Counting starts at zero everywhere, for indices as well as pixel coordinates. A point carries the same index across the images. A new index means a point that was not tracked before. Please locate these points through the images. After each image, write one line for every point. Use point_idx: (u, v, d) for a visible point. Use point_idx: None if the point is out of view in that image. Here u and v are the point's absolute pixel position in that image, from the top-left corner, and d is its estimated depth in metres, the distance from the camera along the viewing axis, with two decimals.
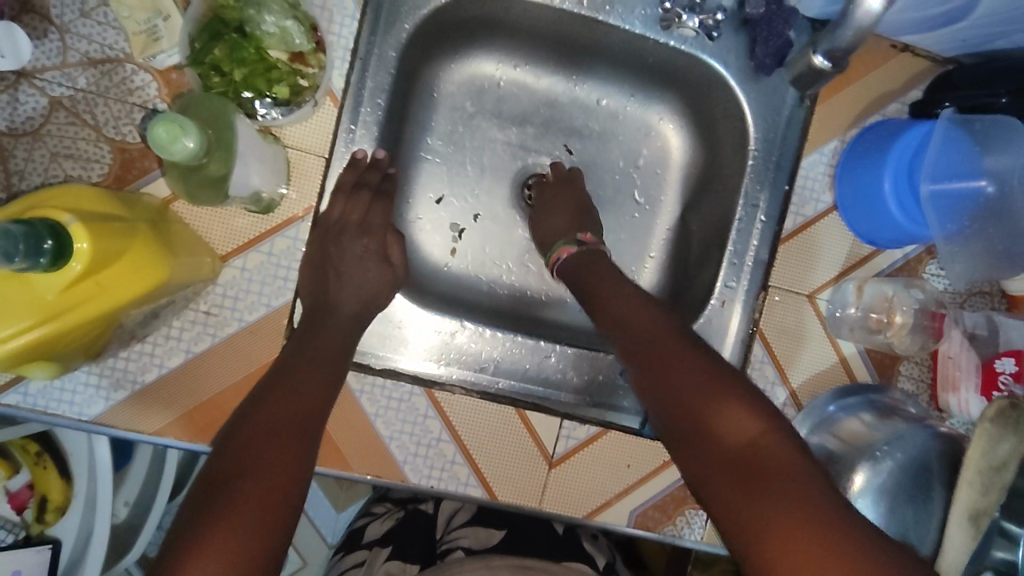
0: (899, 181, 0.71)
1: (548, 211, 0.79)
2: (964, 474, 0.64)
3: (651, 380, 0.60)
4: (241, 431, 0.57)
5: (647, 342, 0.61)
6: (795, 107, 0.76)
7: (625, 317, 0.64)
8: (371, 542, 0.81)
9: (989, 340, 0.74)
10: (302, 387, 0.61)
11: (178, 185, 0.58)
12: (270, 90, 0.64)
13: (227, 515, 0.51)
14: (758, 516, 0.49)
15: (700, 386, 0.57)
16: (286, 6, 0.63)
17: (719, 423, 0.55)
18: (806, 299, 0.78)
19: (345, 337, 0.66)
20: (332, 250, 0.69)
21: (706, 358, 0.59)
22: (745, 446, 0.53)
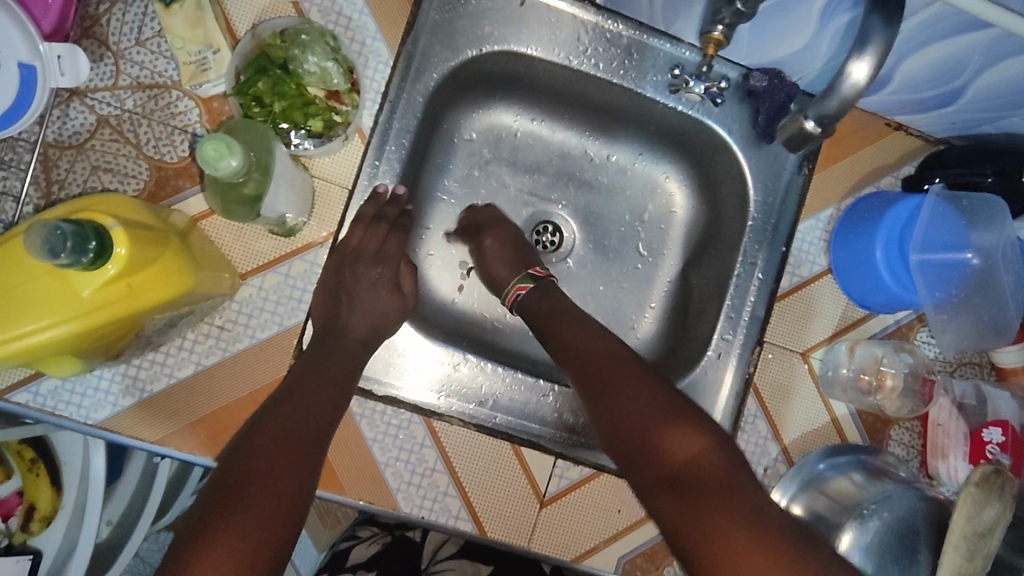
0: (890, 249, 0.74)
1: (487, 263, 0.80)
2: (949, 538, 0.64)
3: (599, 403, 0.65)
4: (246, 447, 0.60)
5: (598, 369, 0.67)
6: (794, 174, 0.81)
7: (570, 351, 0.69)
8: (355, 565, 0.78)
9: (978, 409, 0.77)
10: (314, 404, 0.64)
11: (217, 201, 0.62)
12: (305, 122, 0.69)
13: (230, 530, 0.54)
14: (704, 527, 0.56)
15: (650, 411, 0.63)
16: (329, 50, 0.68)
17: (666, 442, 0.61)
18: (800, 357, 0.80)
19: (353, 357, 0.69)
20: (343, 271, 0.72)
21: (650, 384, 0.65)
22: (689, 463, 0.59)
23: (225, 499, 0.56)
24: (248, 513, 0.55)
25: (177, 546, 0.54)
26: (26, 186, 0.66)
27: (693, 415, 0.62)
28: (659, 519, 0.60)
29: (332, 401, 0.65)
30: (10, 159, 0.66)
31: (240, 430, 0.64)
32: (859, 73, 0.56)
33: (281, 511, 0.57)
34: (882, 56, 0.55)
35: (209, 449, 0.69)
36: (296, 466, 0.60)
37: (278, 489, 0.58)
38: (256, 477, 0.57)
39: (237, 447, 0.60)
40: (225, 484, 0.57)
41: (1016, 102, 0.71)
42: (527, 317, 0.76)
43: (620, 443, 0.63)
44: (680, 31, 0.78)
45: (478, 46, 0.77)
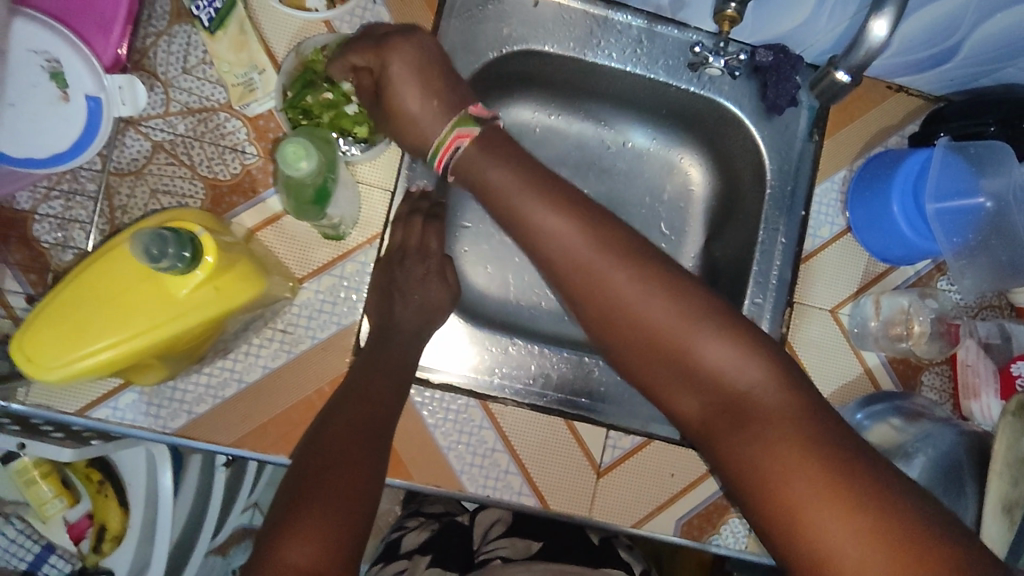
0: (905, 203, 0.78)
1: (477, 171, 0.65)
2: (993, 466, 0.68)
3: (604, 311, 0.58)
4: (319, 441, 0.63)
5: (593, 263, 0.58)
6: (805, 142, 0.86)
7: (591, 261, 0.58)
8: (409, 552, 0.82)
9: (1003, 348, 0.81)
10: (374, 395, 0.68)
11: (290, 208, 0.67)
12: (353, 130, 0.72)
13: (315, 513, 0.57)
14: (758, 448, 0.51)
15: (673, 318, 0.56)
16: None
17: (701, 356, 0.55)
18: (829, 314, 0.84)
19: (406, 349, 0.73)
20: (393, 266, 0.75)
21: (658, 281, 0.57)
22: (742, 384, 0.54)
23: (304, 487, 0.59)
24: (332, 496, 0.58)
25: (269, 532, 0.56)
26: (92, 214, 0.71)
27: (750, 334, 0.56)
28: (726, 456, 0.53)
29: (393, 392, 0.69)
30: (74, 189, 0.71)
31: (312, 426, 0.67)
32: (880, 30, 0.60)
33: (359, 494, 0.59)
34: (901, 12, 0.59)
35: (282, 447, 0.73)
36: (366, 454, 0.62)
37: (354, 475, 0.60)
38: (332, 462, 0.60)
39: (312, 443, 0.63)
40: (305, 474, 0.60)
41: (1008, 53, 0.76)
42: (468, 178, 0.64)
43: (647, 358, 0.57)
44: (687, 16, 0.82)
45: (499, 47, 0.81)
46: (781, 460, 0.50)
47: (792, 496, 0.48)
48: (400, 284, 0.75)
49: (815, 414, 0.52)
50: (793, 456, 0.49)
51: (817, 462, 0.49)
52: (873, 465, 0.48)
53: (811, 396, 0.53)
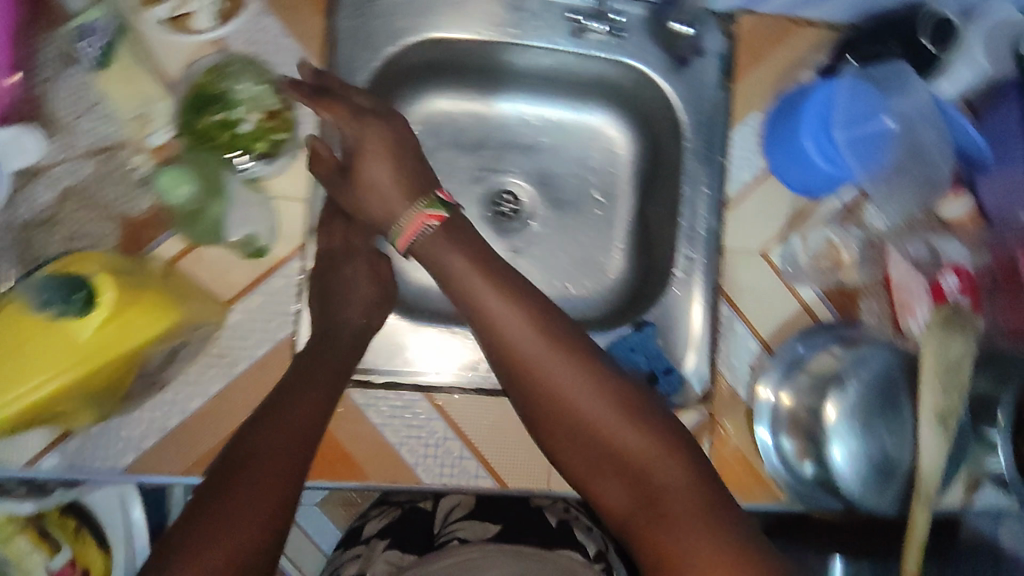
0: (818, 138, 0.77)
1: (438, 257, 0.68)
2: (923, 377, 0.69)
3: (543, 402, 0.63)
4: (250, 442, 0.61)
5: (529, 363, 0.63)
6: (717, 90, 0.86)
7: (553, 367, 0.62)
8: (368, 537, 0.82)
9: (933, 263, 0.81)
10: (307, 394, 0.67)
11: (176, 224, 0.73)
12: (250, 146, 0.73)
13: (240, 526, 0.55)
14: (678, 530, 0.56)
15: (610, 413, 0.61)
16: (259, 77, 0.74)
17: (642, 461, 0.60)
18: (761, 258, 0.84)
19: (345, 357, 0.72)
20: (319, 263, 0.76)
21: (601, 377, 0.62)
22: (664, 483, 0.59)
23: (226, 491, 0.57)
24: (243, 493, 0.57)
25: (174, 541, 0.54)
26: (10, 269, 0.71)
27: (671, 429, 0.62)
28: (643, 548, 0.58)
29: (326, 404, 0.68)
30: None
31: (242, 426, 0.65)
32: None
33: (278, 503, 0.58)
34: None
35: None
36: (295, 463, 0.61)
37: (278, 480, 0.59)
38: (260, 468, 0.58)
39: (239, 443, 0.61)
40: (226, 477, 0.58)
41: None
42: (421, 258, 0.70)
43: (580, 447, 0.62)
44: None
45: (395, 42, 0.81)
46: (699, 560, 0.54)
47: None
48: (339, 285, 0.76)
49: (746, 539, 0.56)
50: (717, 558, 0.54)
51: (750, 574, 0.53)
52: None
53: (720, 489, 0.60)
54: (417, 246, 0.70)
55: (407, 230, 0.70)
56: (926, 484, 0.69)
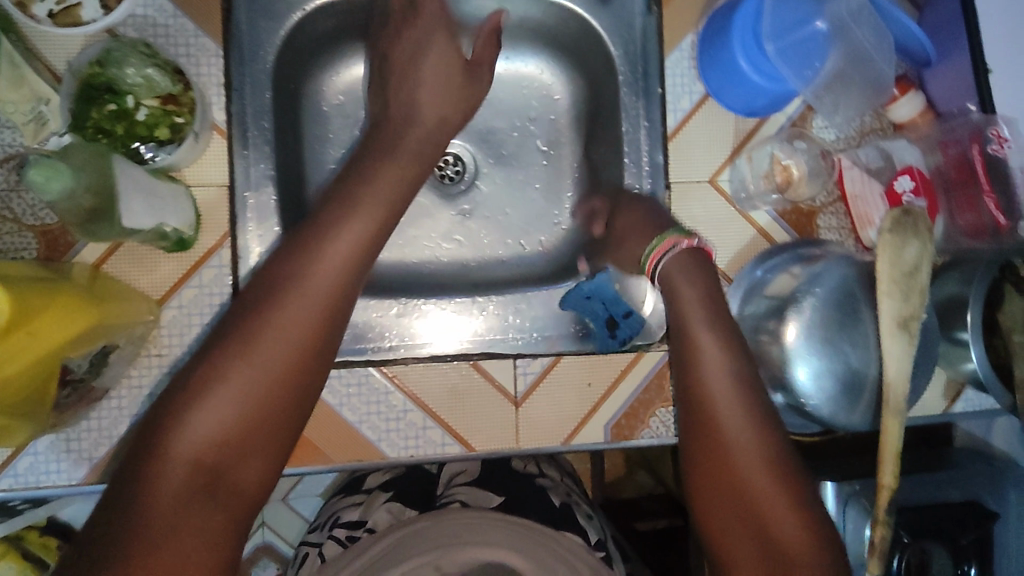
0: (749, 52, 0.73)
1: (674, 284, 0.68)
2: (882, 286, 0.67)
3: (712, 466, 0.61)
4: (281, 294, 0.58)
5: (740, 421, 0.62)
6: (645, 17, 0.81)
7: (726, 407, 0.62)
8: (370, 488, 0.86)
9: (884, 168, 0.79)
10: (288, 323, 0.57)
11: (73, 227, 0.58)
12: (151, 134, 0.67)
13: (244, 378, 0.54)
14: None
15: (758, 470, 0.60)
16: (145, 57, 0.67)
17: (768, 520, 0.58)
18: (709, 185, 0.81)
19: (377, 220, 0.64)
20: (390, 91, 0.74)
21: (770, 440, 0.61)
22: (793, 548, 0.57)
23: (238, 355, 0.55)
24: (218, 491, 0.51)
25: (217, 352, 0.55)
26: None
27: (831, 536, 0.59)
28: None
29: (364, 251, 0.63)
30: None
31: (212, 348, 0.56)
32: None
33: (284, 403, 0.55)
34: None
35: None
36: (314, 353, 0.58)
37: (293, 361, 0.56)
38: (279, 337, 0.56)
39: (287, 272, 0.59)
40: (247, 326, 0.56)
41: None
42: (670, 280, 0.69)
43: (720, 515, 0.60)
44: None
45: (300, 7, 0.77)
46: None
47: None
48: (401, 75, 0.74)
49: None
50: None
51: None
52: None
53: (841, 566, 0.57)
54: (667, 265, 0.70)
55: (652, 261, 0.71)
56: (894, 392, 0.67)
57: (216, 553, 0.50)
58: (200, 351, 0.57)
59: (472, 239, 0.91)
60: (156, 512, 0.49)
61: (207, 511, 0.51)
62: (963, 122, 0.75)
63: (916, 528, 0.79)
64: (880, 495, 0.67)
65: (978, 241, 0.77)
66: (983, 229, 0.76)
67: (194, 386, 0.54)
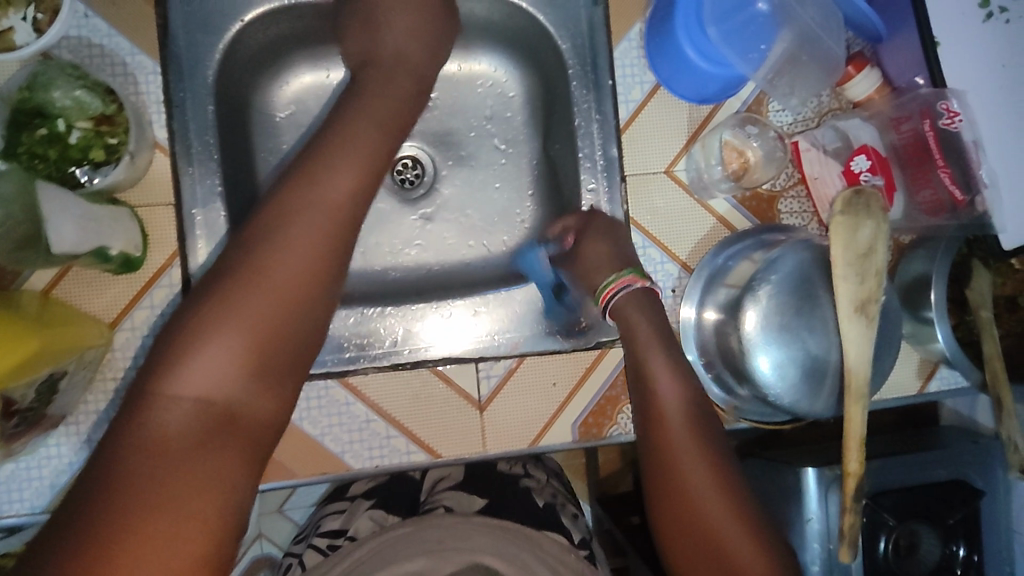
0: (694, 40, 0.73)
1: (627, 323, 0.73)
2: (837, 270, 0.66)
3: (661, 481, 0.69)
4: (283, 226, 0.60)
5: (685, 443, 0.69)
6: (591, 8, 0.80)
7: (682, 443, 0.69)
8: (354, 495, 0.85)
9: (844, 147, 0.77)
10: (280, 279, 0.58)
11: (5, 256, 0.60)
12: (86, 156, 0.66)
13: (241, 333, 0.55)
14: None
15: (708, 489, 0.67)
16: (73, 78, 0.66)
17: (717, 536, 0.66)
18: (665, 175, 0.79)
19: (369, 158, 0.66)
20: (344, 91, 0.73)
21: (713, 458, 0.69)
22: (737, 555, 0.66)
23: (245, 287, 0.57)
24: (225, 439, 0.53)
25: (225, 284, 0.57)
26: None
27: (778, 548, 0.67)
28: None
29: (358, 198, 0.64)
30: None
31: (203, 298, 0.57)
32: None
33: (285, 336, 0.58)
34: None
35: None
36: (315, 282, 0.59)
37: (298, 292, 0.58)
38: (285, 268, 0.58)
39: (287, 201, 0.61)
40: (254, 260, 0.58)
41: None
42: (621, 320, 0.74)
43: (673, 532, 0.69)
44: None
45: (237, 18, 0.76)
46: None
47: None
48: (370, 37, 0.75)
49: None
50: None
51: None
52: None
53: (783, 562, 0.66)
54: (617, 304, 0.73)
55: (607, 295, 0.74)
56: (856, 381, 0.67)
57: (231, 494, 0.52)
58: (204, 284, 0.58)
59: (435, 243, 0.90)
60: (170, 435, 0.51)
61: (219, 442, 0.53)
62: (913, 97, 0.74)
63: (903, 510, 0.76)
64: (847, 484, 0.70)
65: (936, 217, 0.75)
66: (941, 205, 0.75)
67: (203, 315, 0.55)
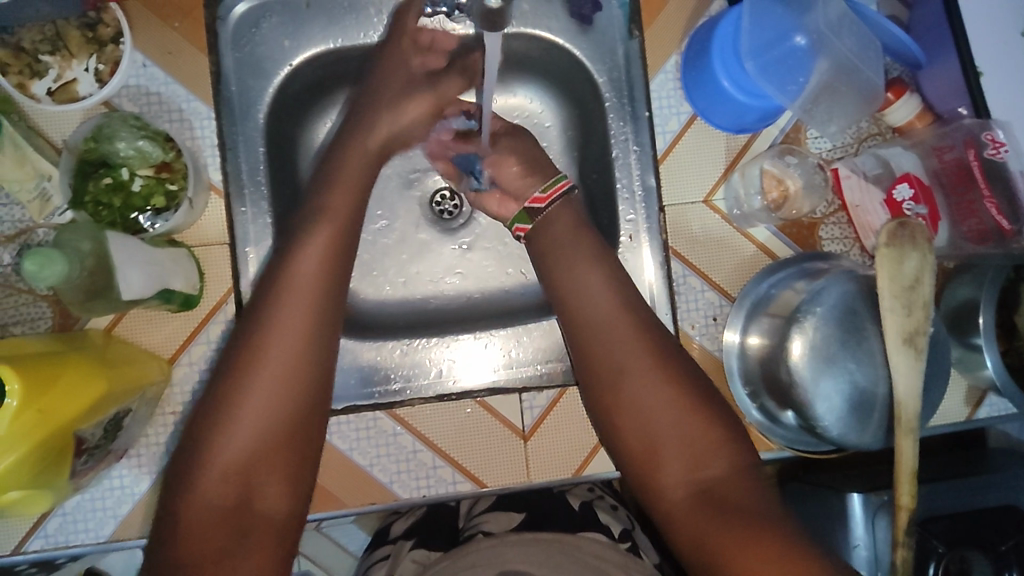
0: (732, 73, 0.73)
1: (551, 234, 0.78)
2: (883, 302, 0.67)
3: (614, 399, 0.71)
4: (262, 342, 0.66)
5: (625, 348, 0.71)
6: (627, 42, 0.81)
7: (621, 357, 0.71)
8: (395, 537, 0.81)
9: (885, 175, 0.78)
10: (269, 373, 0.65)
11: (74, 306, 0.64)
12: (147, 203, 0.70)
13: (243, 433, 0.64)
14: (722, 526, 0.63)
15: (660, 394, 0.69)
16: (135, 129, 0.70)
17: (674, 434, 0.68)
18: (703, 205, 0.80)
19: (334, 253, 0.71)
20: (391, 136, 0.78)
21: (658, 359, 0.71)
22: (701, 453, 0.67)
23: (233, 410, 0.64)
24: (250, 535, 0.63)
25: (222, 392, 0.65)
26: None
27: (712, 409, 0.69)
28: (671, 520, 0.66)
29: (323, 310, 0.69)
30: None
31: (208, 405, 0.65)
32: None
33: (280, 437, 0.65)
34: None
35: None
36: (303, 364, 0.67)
37: (285, 390, 0.66)
38: (270, 367, 0.65)
39: (263, 310, 0.67)
40: (237, 372, 0.65)
41: None
42: (542, 233, 0.79)
43: (636, 444, 0.69)
44: None
45: (286, 63, 0.80)
46: (733, 526, 0.62)
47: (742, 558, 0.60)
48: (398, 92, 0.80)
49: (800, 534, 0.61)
50: (757, 539, 0.60)
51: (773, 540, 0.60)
52: (773, 506, 0.64)
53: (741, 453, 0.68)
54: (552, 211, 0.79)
55: (550, 193, 0.80)
56: (907, 414, 0.66)
57: None
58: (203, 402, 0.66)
59: (473, 272, 0.92)
60: (198, 549, 0.60)
61: (243, 542, 0.62)
62: (957, 126, 0.73)
63: (952, 537, 0.75)
64: (899, 517, 0.65)
65: (983, 245, 0.74)
66: (987, 233, 0.73)
67: (202, 429, 0.64)
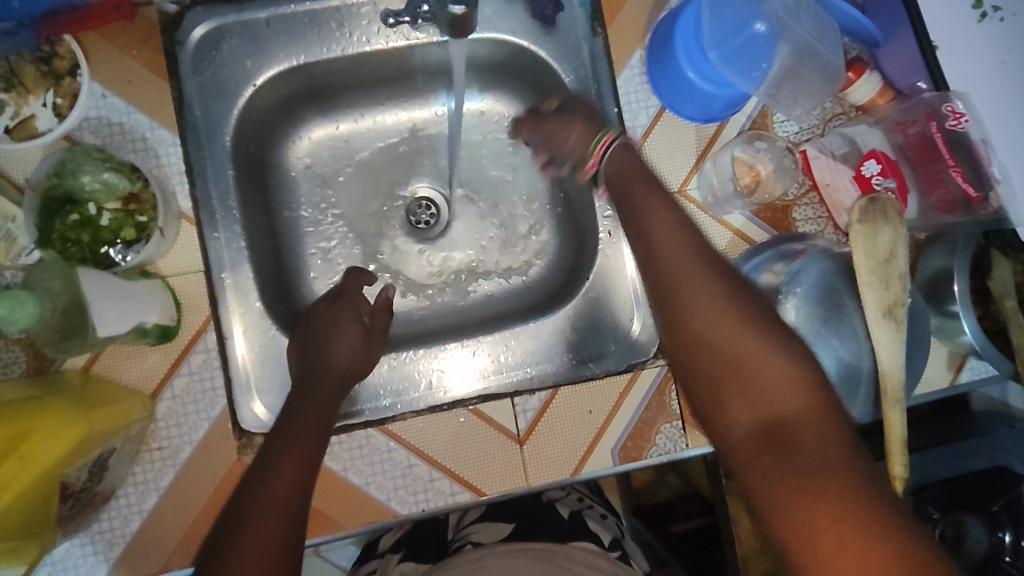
0: (696, 64, 0.74)
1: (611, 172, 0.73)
2: (861, 278, 0.68)
3: (674, 328, 0.61)
4: (251, 487, 0.61)
5: (684, 270, 0.62)
6: (591, 40, 0.82)
7: (688, 279, 0.61)
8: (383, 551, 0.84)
9: (853, 153, 0.79)
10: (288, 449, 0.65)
11: (48, 345, 0.63)
12: (118, 236, 0.69)
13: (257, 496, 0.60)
14: (790, 481, 0.51)
15: (725, 320, 0.59)
16: (100, 162, 0.68)
17: (748, 366, 0.57)
18: (679, 196, 0.80)
19: (316, 446, 0.66)
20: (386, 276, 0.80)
21: (720, 282, 0.61)
22: (778, 394, 0.56)
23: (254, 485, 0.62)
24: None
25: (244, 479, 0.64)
26: None
27: (810, 364, 0.58)
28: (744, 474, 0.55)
29: (322, 428, 0.68)
30: None
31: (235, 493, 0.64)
32: None
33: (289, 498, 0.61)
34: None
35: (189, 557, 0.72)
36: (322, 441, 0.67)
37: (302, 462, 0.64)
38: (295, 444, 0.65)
39: (233, 520, 0.59)
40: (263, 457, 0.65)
41: None
42: (610, 167, 0.73)
43: (697, 377, 0.60)
44: None
45: (250, 84, 0.78)
46: (799, 484, 0.51)
47: (811, 520, 0.49)
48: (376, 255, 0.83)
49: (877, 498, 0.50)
50: (830, 499, 0.49)
51: (843, 501, 0.49)
52: (857, 462, 0.52)
53: (825, 398, 0.56)
54: (608, 156, 0.74)
55: (595, 157, 0.75)
56: (892, 384, 0.67)
57: None
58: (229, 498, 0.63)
59: (454, 280, 0.91)
60: None
61: None
62: (918, 101, 0.76)
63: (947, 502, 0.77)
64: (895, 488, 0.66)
65: (950, 214, 0.76)
66: (954, 203, 0.75)
67: None
